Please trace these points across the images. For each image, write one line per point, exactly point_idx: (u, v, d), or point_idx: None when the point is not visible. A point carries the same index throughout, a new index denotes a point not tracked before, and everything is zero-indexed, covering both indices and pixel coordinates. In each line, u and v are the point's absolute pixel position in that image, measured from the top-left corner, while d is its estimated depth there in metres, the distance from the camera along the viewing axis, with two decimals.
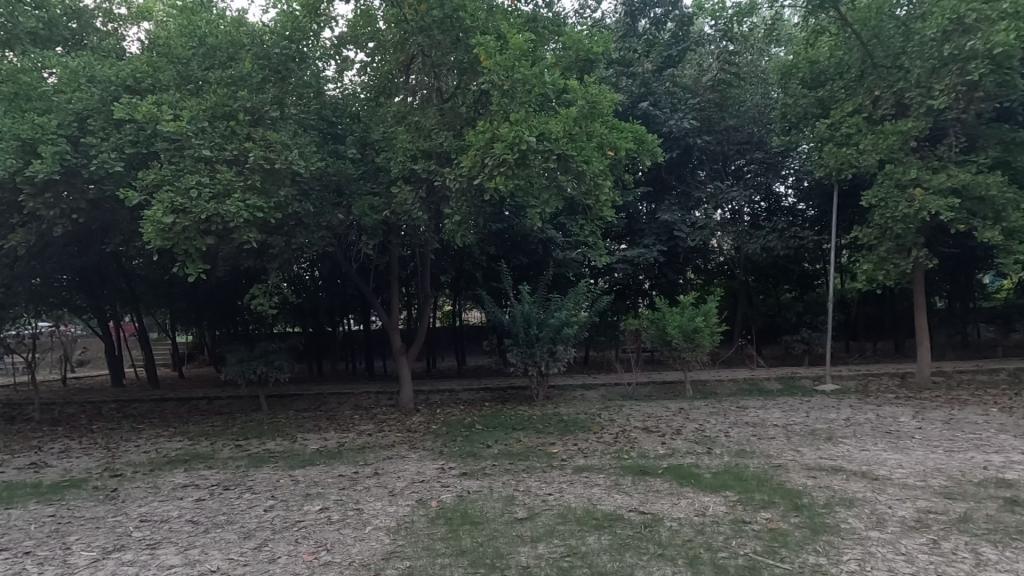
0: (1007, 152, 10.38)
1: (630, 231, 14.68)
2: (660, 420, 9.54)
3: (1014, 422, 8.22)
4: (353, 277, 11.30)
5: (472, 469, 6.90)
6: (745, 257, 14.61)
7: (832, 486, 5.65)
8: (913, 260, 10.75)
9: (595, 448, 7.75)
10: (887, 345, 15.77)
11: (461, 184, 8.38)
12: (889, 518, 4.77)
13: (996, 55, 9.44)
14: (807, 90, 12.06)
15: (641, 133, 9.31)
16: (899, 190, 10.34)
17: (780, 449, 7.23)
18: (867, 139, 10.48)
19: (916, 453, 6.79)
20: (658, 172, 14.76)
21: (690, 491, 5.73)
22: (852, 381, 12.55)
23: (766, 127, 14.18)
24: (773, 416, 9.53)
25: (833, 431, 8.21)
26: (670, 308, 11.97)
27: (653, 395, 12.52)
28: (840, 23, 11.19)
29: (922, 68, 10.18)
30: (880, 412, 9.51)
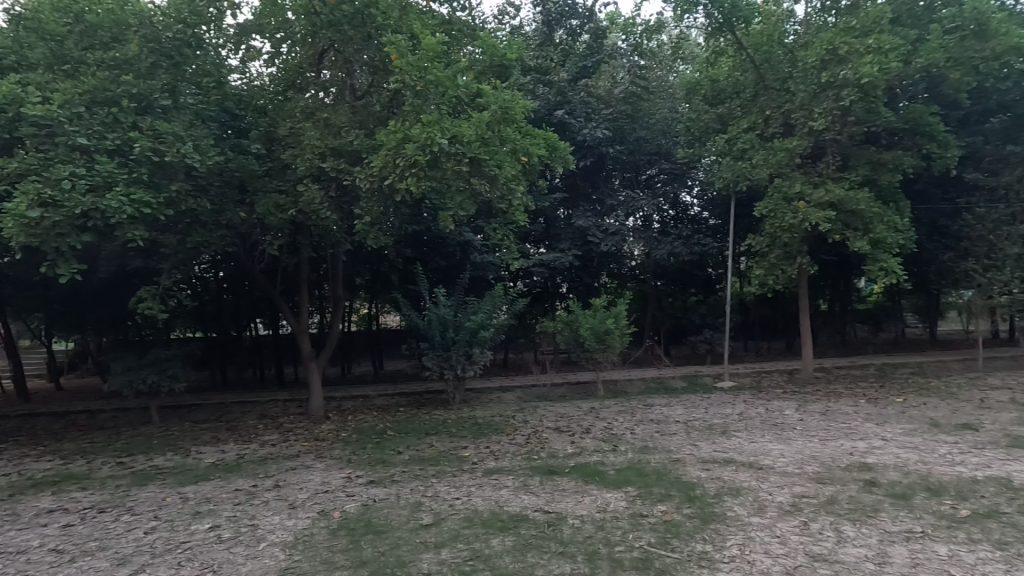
0: (873, 171, 11.59)
1: (547, 236, 15.02)
2: (571, 420, 9.81)
3: (878, 412, 9.22)
4: (259, 279, 10.67)
5: (380, 477, 6.72)
6: (654, 263, 15.35)
7: (723, 477, 6.06)
8: (798, 266, 11.80)
9: (506, 450, 7.83)
10: (779, 344, 17.14)
11: (372, 184, 8.18)
12: (769, 504, 5.18)
13: (864, 84, 10.31)
14: (708, 107, 12.90)
15: (552, 141, 9.53)
16: (786, 203, 11.32)
17: (679, 444, 7.65)
18: (759, 155, 11.47)
19: (796, 443, 7.42)
20: (574, 179, 15.19)
21: (594, 488, 5.92)
22: (747, 379, 13.54)
23: (672, 140, 15.02)
24: (676, 413, 10.09)
25: (727, 425, 8.80)
26: (583, 311, 12.34)
27: (567, 395, 12.82)
28: (737, 46, 12.13)
29: (805, 93, 11.16)
30: (769, 406, 10.33)
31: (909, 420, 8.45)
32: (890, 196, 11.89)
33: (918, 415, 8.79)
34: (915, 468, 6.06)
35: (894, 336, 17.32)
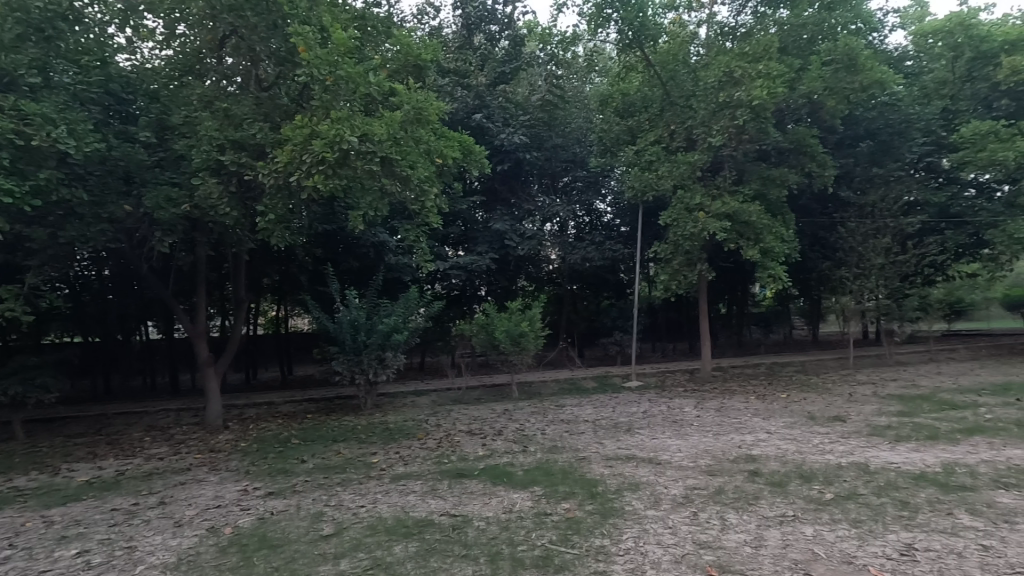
0: (764, 186, 12.61)
1: (465, 238, 15.08)
2: (484, 422, 9.86)
3: (764, 407, 10.04)
4: (148, 278, 9.79)
5: (280, 488, 6.39)
6: (569, 267, 15.76)
7: (624, 473, 6.34)
8: (697, 272, 12.61)
9: (417, 455, 7.72)
10: (684, 345, 18.05)
11: (276, 180, 7.78)
12: (664, 497, 5.47)
13: (755, 105, 11.20)
14: (619, 119, 13.48)
15: (466, 143, 9.63)
16: (687, 213, 12.08)
17: (586, 443, 7.92)
18: (664, 167, 12.17)
19: (692, 438, 7.91)
20: (492, 182, 15.33)
21: (501, 490, 5.97)
22: (652, 378, 14.23)
23: (587, 149, 15.52)
24: (585, 412, 10.44)
25: (632, 423, 9.22)
26: (498, 314, 12.43)
27: (482, 398, 12.84)
28: (646, 62, 12.77)
29: (706, 111, 11.93)
30: (671, 404, 10.94)
31: (790, 414, 9.27)
32: (778, 209, 12.99)
33: (798, 409, 9.66)
34: (792, 458, 6.66)
35: (783, 337, 18.97)
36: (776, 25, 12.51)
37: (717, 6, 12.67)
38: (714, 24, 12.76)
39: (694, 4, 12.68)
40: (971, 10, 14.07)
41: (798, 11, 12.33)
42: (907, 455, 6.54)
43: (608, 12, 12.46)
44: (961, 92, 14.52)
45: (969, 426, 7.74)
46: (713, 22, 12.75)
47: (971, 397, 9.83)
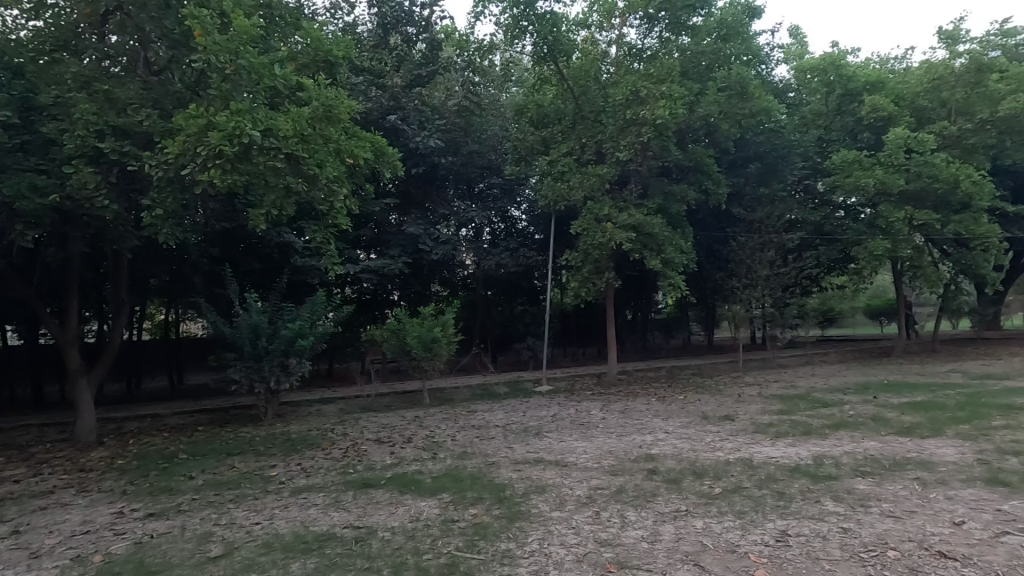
0: (666, 201, 13.40)
1: (378, 241, 14.78)
2: (393, 430, 9.63)
3: (664, 409, 10.63)
4: (5, 276, 8.61)
5: (162, 508, 5.84)
6: (484, 273, 15.84)
7: (531, 477, 6.44)
8: (605, 280, 13.14)
9: (320, 466, 7.39)
10: (593, 350, 18.69)
11: (165, 173, 7.17)
12: (568, 498, 5.64)
13: (658, 124, 11.90)
14: (533, 129, 13.80)
15: (379, 144, 9.43)
16: (597, 223, 12.57)
17: (495, 448, 7.97)
18: (575, 178, 12.62)
19: (597, 440, 8.20)
20: (406, 186, 15.20)
21: (409, 499, 5.85)
22: (562, 382, 14.61)
23: (502, 157, 15.72)
24: (496, 417, 10.50)
25: (541, 427, 9.40)
26: (410, 320, 12.20)
27: (391, 405, 12.53)
28: (559, 76, 13.24)
29: (615, 127, 12.50)
30: (579, 407, 11.30)
31: (686, 415, 9.89)
32: (679, 222, 13.84)
33: (692, 410, 10.35)
34: (686, 456, 7.10)
35: (681, 342, 20.34)
36: (679, 50, 13.32)
37: (626, 28, 13.29)
38: (623, 45, 13.37)
39: (604, 24, 13.26)
40: (840, 53, 15.86)
41: (697, 39, 13.25)
42: (785, 449, 7.20)
43: (524, 25, 12.72)
44: (833, 124, 16.55)
45: (836, 422, 8.68)
46: (622, 43, 13.38)
47: (837, 395, 11.02)
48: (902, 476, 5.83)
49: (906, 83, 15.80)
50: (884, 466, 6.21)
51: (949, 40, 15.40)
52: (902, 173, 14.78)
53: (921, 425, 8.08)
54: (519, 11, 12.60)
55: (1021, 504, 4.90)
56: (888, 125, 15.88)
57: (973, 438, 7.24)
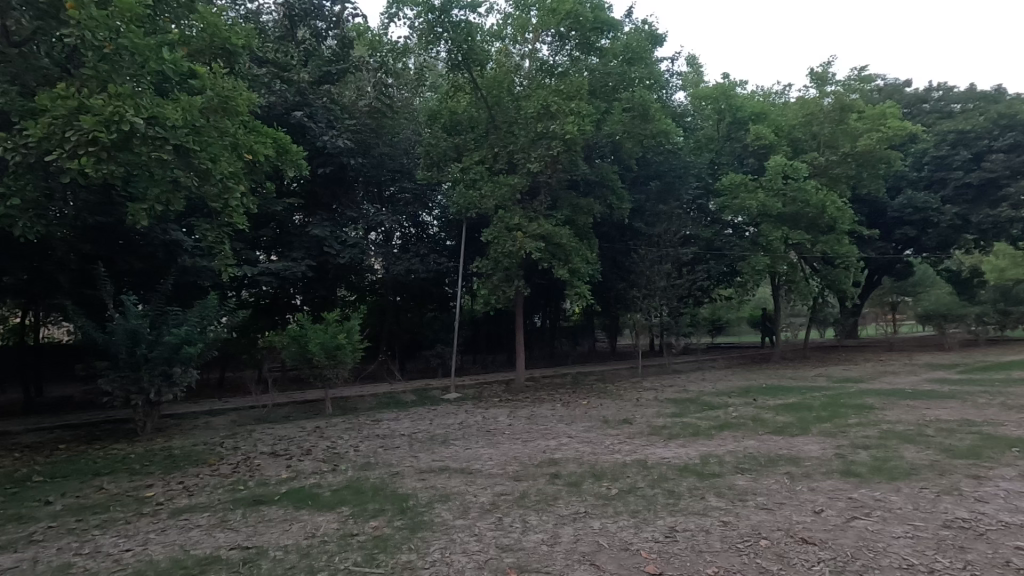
0: (574, 213, 13.87)
1: (279, 243, 14.03)
2: (291, 442, 9.12)
3: (568, 414, 10.98)
4: None
5: (8, 539, 5.12)
6: (393, 279, 15.47)
7: (436, 486, 6.37)
8: (515, 288, 13.34)
9: (206, 483, 6.84)
10: (502, 357, 18.86)
11: (25, 158, 6.38)
12: (472, 505, 5.64)
13: (567, 139, 12.31)
14: (446, 135, 13.82)
15: (283, 141, 8.95)
16: (507, 232, 12.77)
17: (400, 458, 7.81)
18: (487, 187, 12.76)
19: (502, 446, 8.30)
20: (312, 186, 14.52)
21: (305, 514, 5.57)
22: (470, 390, 14.59)
23: (414, 161, 15.53)
24: (402, 426, 10.29)
25: (447, 434, 9.34)
26: (313, 326, 11.63)
27: (290, 416, 11.85)
28: (473, 85, 13.30)
29: (526, 139, 12.80)
30: (486, 414, 11.36)
31: (588, 419, 10.27)
32: (586, 234, 14.36)
33: (594, 415, 10.75)
34: (587, 459, 7.37)
35: (587, 349, 21.08)
36: (588, 70, 14.01)
37: (539, 43, 13.70)
38: (536, 60, 13.76)
39: (518, 38, 13.59)
40: (730, 84, 17.35)
41: (605, 61, 13.92)
42: (676, 450, 7.69)
43: (439, 31, 12.73)
44: (723, 149, 18.18)
45: (721, 423, 9.41)
46: (534, 58, 13.76)
47: (723, 398, 11.95)
48: (775, 471, 6.43)
49: (784, 116, 17.57)
50: (760, 463, 6.81)
51: (819, 81, 17.36)
52: (780, 197, 16.41)
53: (792, 424, 8.98)
54: (434, 18, 12.61)
55: (868, 492, 5.59)
56: (770, 152, 17.61)
57: (833, 434, 8.16)
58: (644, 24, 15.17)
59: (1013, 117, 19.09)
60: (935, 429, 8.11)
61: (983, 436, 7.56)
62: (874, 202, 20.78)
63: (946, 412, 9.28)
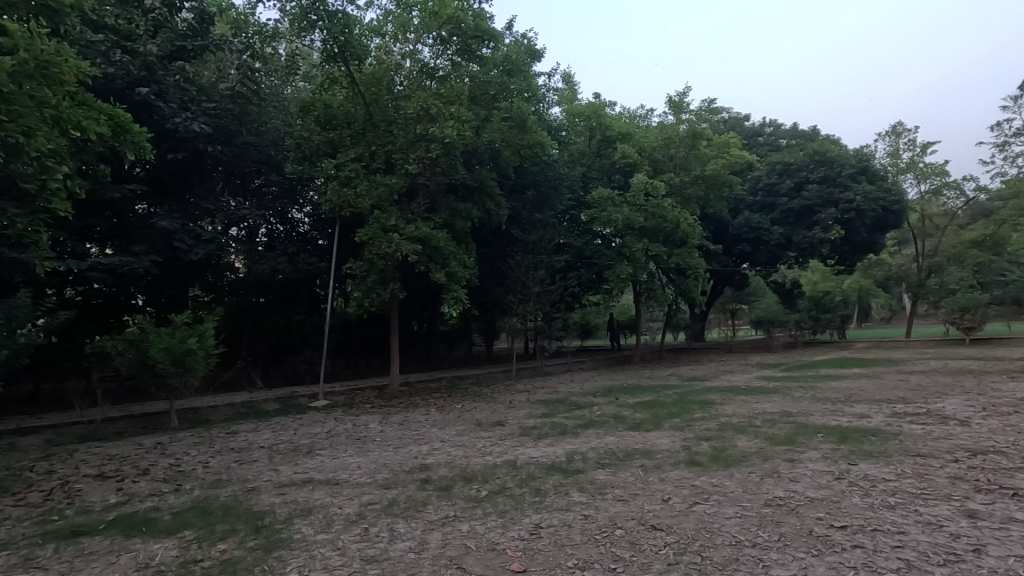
0: (452, 217, 13.87)
1: (117, 234, 12.31)
2: (124, 461, 8.01)
3: (441, 418, 10.93)
4: None
5: None
6: (256, 279, 14.30)
7: (297, 500, 5.98)
8: (390, 290, 13.00)
9: (7, 516, 5.74)
10: (376, 362, 18.23)
11: None
12: (336, 518, 5.38)
13: (446, 142, 12.30)
14: (320, 129, 13.16)
15: (122, 119, 7.77)
16: (383, 233, 12.43)
17: (258, 472, 7.21)
18: (363, 185, 12.31)
19: (372, 454, 8.02)
20: (160, 172, 12.93)
21: (137, 543, 4.91)
22: (341, 396, 13.91)
23: (283, 154, 14.51)
24: (262, 438, 9.53)
25: (313, 445, 8.82)
26: (157, 329, 10.36)
27: (125, 432, 10.44)
28: (351, 80, 12.86)
29: (405, 139, 12.59)
30: (356, 421, 10.92)
31: (461, 423, 10.29)
32: (464, 238, 14.43)
33: (468, 418, 10.80)
34: (459, 463, 7.38)
35: (464, 353, 21.19)
36: (469, 76, 14.10)
37: (420, 45, 13.58)
38: (417, 61, 13.62)
39: (398, 37, 13.44)
40: (601, 104, 18.44)
41: (485, 69, 14.14)
42: (544, 449, 7.99)
43: (313, 19, 11.99)
44: (594, 164, 19.38)
45: (585, 421, 9.97)
46: (415, 58, 13.61)
47: (589, 398, 12.67)
48: (632, 465, 6.95)
49: (647, 138, 19.14)
50: (618, 458, 7.32)
51: (675, 108, 19.19)
52: (642, 212, 17.87)
53: (647, 420, 9.78)
54: (308, 4, 11.88)
55: (708, 479, 6.25)
56: (634, 170, 19.18)
57: (681, 428, 9.02)
58: (524, 37, 15.70)
59: (824, 154, 22.60)
60: (761, 420, 9.29)
61: (797, 425, 8.83)
62: (719, 220, 23.45)
63: (770, 405, 10.68)
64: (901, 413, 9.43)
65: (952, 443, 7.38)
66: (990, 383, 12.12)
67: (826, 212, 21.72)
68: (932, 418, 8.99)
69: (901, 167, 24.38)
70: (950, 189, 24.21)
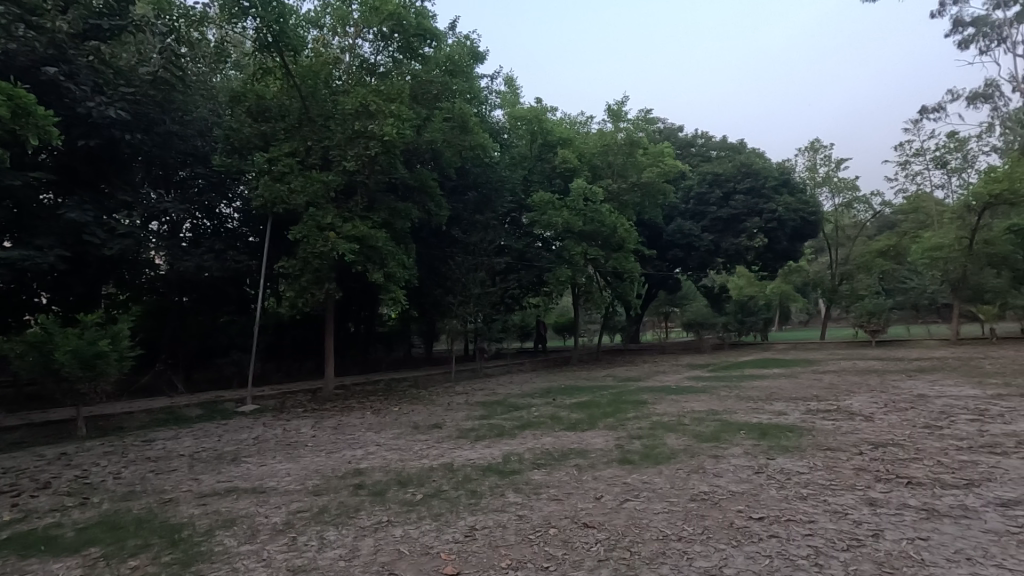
0: (392, 216, 13.60)
1: (18, 226, 11.23)
2: (22, 474, 7.33)
3: (377, 421, 10.70)
4: None
5: None
6: (179, 277, 13.50)
7: (220, 510, 5.66)
8: (326, 291, 12.59)
9: None
10: (310, 364, 17.63)
11: None
12: (262, 528, 5.15)
13: (385, 140, 12.10)
14: (251, 121, 12.64)
15: (24, 101, 7.11)
16: (318, 231, 12.04)
17: (176, 482, 6.79)
18: (297, 181, 11.87)
19: (303, 459, 7.75)
20: (70, 160, 11.88)
21: (34, 564, 4.49)
22: (271, 400, 13.34)
23: (211, 145, 13.85)
24: (182, 446, 8.99)
25: (239, 452, 8.41)
26: (63, 330, 9.55)
27: (24, 443, 9.56)
28: (285, 72, 12.41)
29: (342, 135, 12.28)
30: (287, 426, 10.49)
31: (398, 426, 10.12)
32: (404, 238, 14.22)
33: (405, 420, 10.65)
34: (394, 466, 7.25)
35: (403, 355, 20.91)
36: (410, 75, 13.93)
37: (360, 40, 13.28)
38: (356, 56, 13.33)
39: (338, 30, 13.06)
40: (542, 109, 18.68)
41: (427, 68, 14.02)
42: (481, 451, 7.98)
43: (245, 6, 11.44)
44: (534, 168, 19.61)
45: (523, 422, 10.09)
46: (354, 53, 13.32)
47: (527, 399, 12.79)
48: (566, 464, 7.07)
49: (587, 144, 19.57)
50: (554, 458, 7.43)
51: (614, 116, 19.75)
52: (581, 216, 18.26)
53: (583, 420, 10.00)
54: None
55: (639, 476, 6.46)
56: (573, 175, 19.55)
57: (614, 428, 9.29)
58: (467, 38, 15.69)
59: (750, 167, 23.96)
60: (690, 418, 9.71)
61: (722, 422, 9.30)
62: (654, 227, 24.34)
63: (698, 404, 11.19)
64: (814, 410, 10.15)
65: (857, 437, 8.01)
66: (890, 381, 13.26)
67: (752, 221, 23.01)
68: (841, 414, 9.72)
69: (818, 180, 26.23)
70: (860, 203, 26.28)
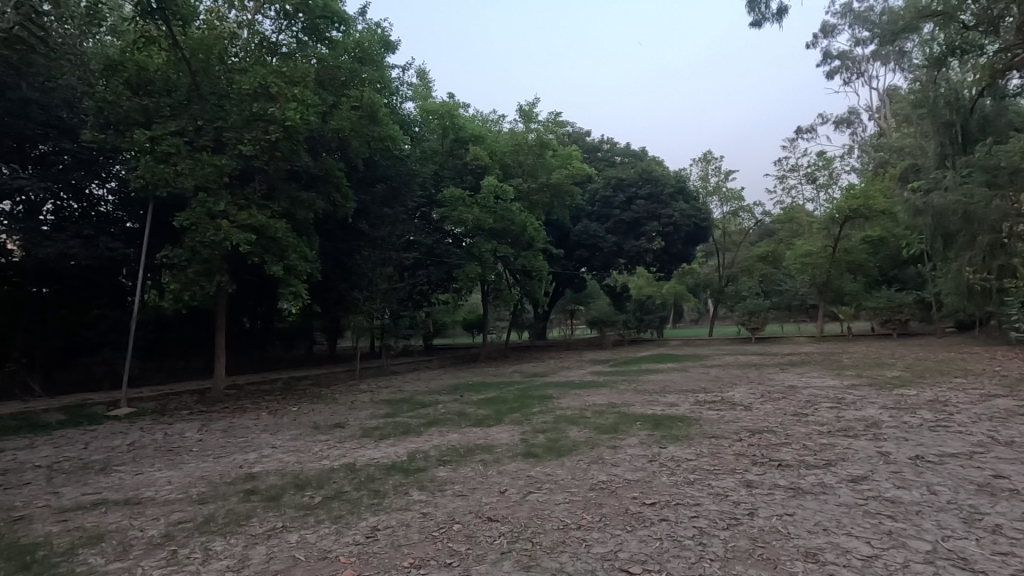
0: (293, 206, 12.84)
1: None
2: None
3: (274, 422, 10.09)
4: None
5: None
6: (37, 264, 11.92)
7: (84, 526, 5.06)
8: (217, 283, 11.66)
9: None
10: (198, 363, 16.23)
11: None
12: (135, 542, 4.68)
13: (287, 125, 11.43)
14: (130, 93, 11.44)
15: None
16: (209, 218, 11.10)
17: (30, 498, 5.98)
18: (185, 163, 10.87)
19: (187, 466, 7.13)
20: None
21: None
22: (150, 403, 12.15)
23: (80, 118, 12.36)
24: (39, 456, 7.92)
25: (110, 460, 7.56)
26: None
27: None
28: (172, 43, 11.30)
29: (238, 117, 11.44)
30: (169, 430, 9.60)
31: (296, 427, 9.62)
32: (305, 229, 13.50)
33: (305, 421, 10.14)
34: (291, 469, 6.88)
35: (304, 353, 19.92)
36: (316, 58, 13.26)
37: (260, 16, 12.44)
38: (255, 33, 12.51)
39: (234, 3, 12.14)
40: (454, 104, 18.58)
41: (334, 53, 13.43)
42: (386, 450, 7.79)
43: None
44: (446, 163, 19.42)
45: (430, 419, 9.99)
46: (253, 30, 12.46)
47: (434, 396, 12.69)
48: (471, 460, 7.09)
49: (498, 142, 19.72)
50: (459, 454, 7.43)
51: (525, 117, 20.08)
52: (492, 214, 18.39)
53: (489, 416, 10.10)
54: None
55: (542, 469, 6.63)
56: (484, 173, 19.61)
57: (519, 423, 9.45)
58: (377, 26, 15.23)
59: (650, 174, 25.42)
60: (591, 412, 10.12)
61: (621, 415, 9.78)
62: (561, 227, 25.07)
63: (599, 398, 11.69)
64: (702, 402, 10.98)
65: (738, 425, 8.76)
66: (766, 374, 14.70)
67: (651, 225, 24.38)
68: (725, 404, 10.60)
69: (710, 189, 28.36)
70: (745, 212, 28.76)
